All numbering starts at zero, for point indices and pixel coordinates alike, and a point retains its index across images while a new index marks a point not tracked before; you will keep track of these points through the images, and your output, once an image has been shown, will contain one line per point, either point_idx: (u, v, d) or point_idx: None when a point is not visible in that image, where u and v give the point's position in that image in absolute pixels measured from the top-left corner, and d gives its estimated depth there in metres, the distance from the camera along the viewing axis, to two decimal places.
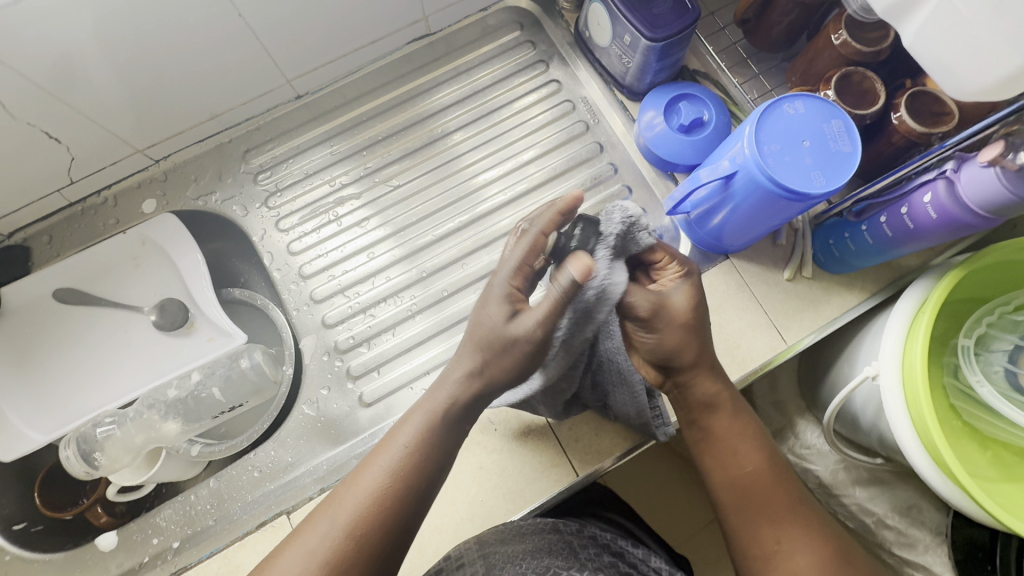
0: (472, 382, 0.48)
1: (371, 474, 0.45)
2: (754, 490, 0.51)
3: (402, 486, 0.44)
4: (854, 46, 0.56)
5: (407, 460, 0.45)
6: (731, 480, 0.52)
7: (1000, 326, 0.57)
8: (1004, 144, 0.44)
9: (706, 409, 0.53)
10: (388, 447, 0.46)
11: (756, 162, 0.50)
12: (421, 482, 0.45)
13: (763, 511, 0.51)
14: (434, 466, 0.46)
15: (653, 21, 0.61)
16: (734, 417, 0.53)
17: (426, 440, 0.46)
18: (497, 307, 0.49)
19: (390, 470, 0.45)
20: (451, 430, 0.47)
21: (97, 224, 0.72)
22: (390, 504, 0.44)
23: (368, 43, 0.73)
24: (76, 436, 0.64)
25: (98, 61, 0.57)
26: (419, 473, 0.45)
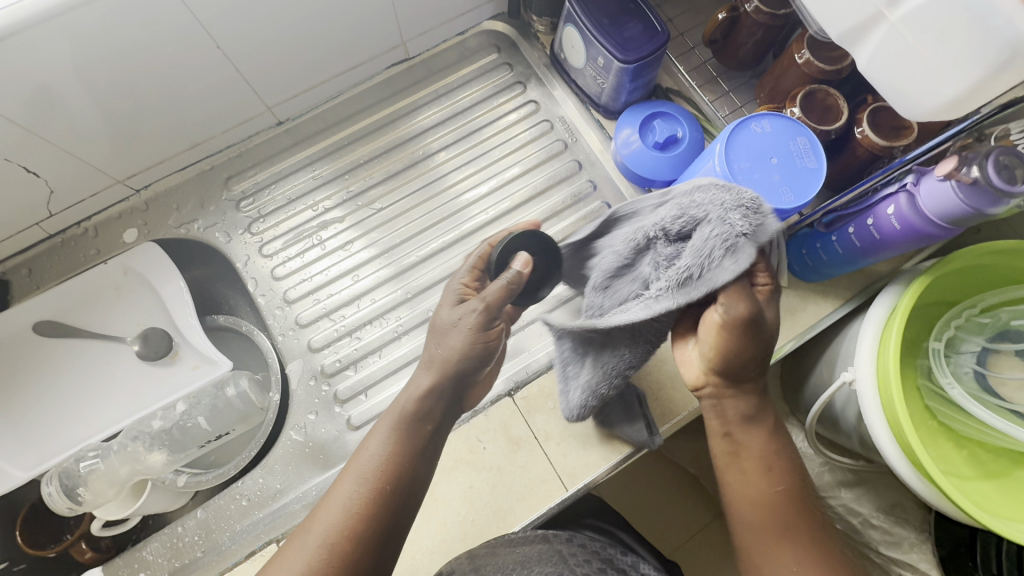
0: (426, 389, 0.49)
1: (346, 486, 0.46)
2: (777, 509, 0.48)
3: (376, 496, 0.45)
4: (817, 65, 0.58)
5: (380, 468, 0.46)
6: (753, 497, 0.49)
7: (968, 328, 0.59)
8: (957, 159, 0.47)
9: (748, 423, 0.50)
10: (362, 456, 0.47)
11: (726, 179, 0.51)
12: (395, 491, 0.46)
13: (781, 529, 0.47)
14: (408, 473, 0.47)
15: (625, 44, 0.63)
16: (772, 435, 0.50)
17: (397, 448, 0.47)
18: (449, 300, 0.53)
19: (365, 480, 0.46)
20: (418, 437, 0.48)
21: (78, 256, 0.71)
22: (366, 515, 0.45)
23: (348, 69, 0.75)
24: (58, 470, 0.63)
25: (77, 94, 0.58)
26: (393, 480, 0.46)
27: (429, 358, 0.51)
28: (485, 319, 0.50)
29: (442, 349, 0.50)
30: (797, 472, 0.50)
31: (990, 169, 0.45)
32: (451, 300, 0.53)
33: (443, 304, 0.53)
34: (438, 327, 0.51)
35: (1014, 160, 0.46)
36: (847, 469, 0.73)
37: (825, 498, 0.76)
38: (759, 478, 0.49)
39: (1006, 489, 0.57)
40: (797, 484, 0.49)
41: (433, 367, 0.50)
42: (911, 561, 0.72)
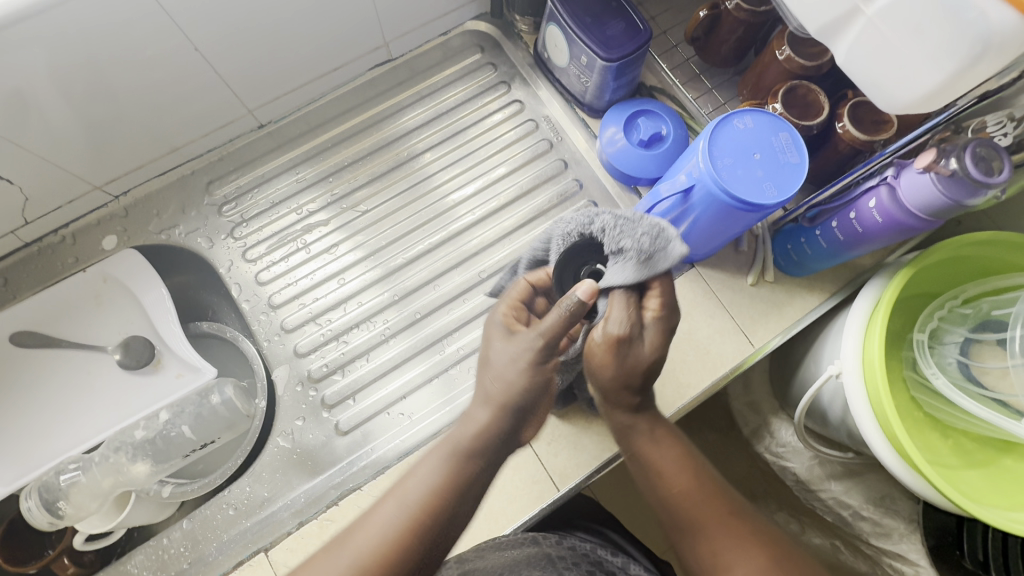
0: (484, 424, 0.48)
1: (386, 509, 0.45)
2: (687, 510, 0.49)
3: (416, 527, 0.43)
4: (797, 61, 0.59)
5: (428, 498, 0.45)
6: (665, 501, 0.50)
7: (951, 319, 0.60)
8: (936, 151, 0.47)
9: (627, 433, 0.53)
10: (408, 483, 0.46)
11: (711, 176, 0.51)
12: (434, 526, 0.44)
13: (695, 528, 0.48)
14: (449, 509, 0.45)
15: (607, 42, 0.63)
16: (653, 438, 0.52)
17: (450, 480, 0.46)
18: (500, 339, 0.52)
19: (407, 507, 0.44)
20: (470, 474, 0.46)
21: (55, 264, 0.70)
22: (401, 542, 0.43)
23: (331, 70, 0.74)
24: (39, 484, 0.62)
25: (52, 98, 0.56)
26: (438, 515, 0.44)
27: (483, 391, 0.51)
28: (541, 351, 0.50)
29: (492, 382, 0.50)
30: (689, 462, 0.51)
31: (968, 161, 0.46)
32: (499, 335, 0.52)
33: (493, 337, 0.53)
34: (493, 363, 0.51)
35: (990, 152, 0.46)
36: (836, 462, 0.73)
37: (816, 491, 0.77)
38: (670, 477, 0.50)
39: (991, 477, 0.57)
40: (694, 475, 0.50)
41: (490, 402, 0.49)
42: (901, 551, 0.72)
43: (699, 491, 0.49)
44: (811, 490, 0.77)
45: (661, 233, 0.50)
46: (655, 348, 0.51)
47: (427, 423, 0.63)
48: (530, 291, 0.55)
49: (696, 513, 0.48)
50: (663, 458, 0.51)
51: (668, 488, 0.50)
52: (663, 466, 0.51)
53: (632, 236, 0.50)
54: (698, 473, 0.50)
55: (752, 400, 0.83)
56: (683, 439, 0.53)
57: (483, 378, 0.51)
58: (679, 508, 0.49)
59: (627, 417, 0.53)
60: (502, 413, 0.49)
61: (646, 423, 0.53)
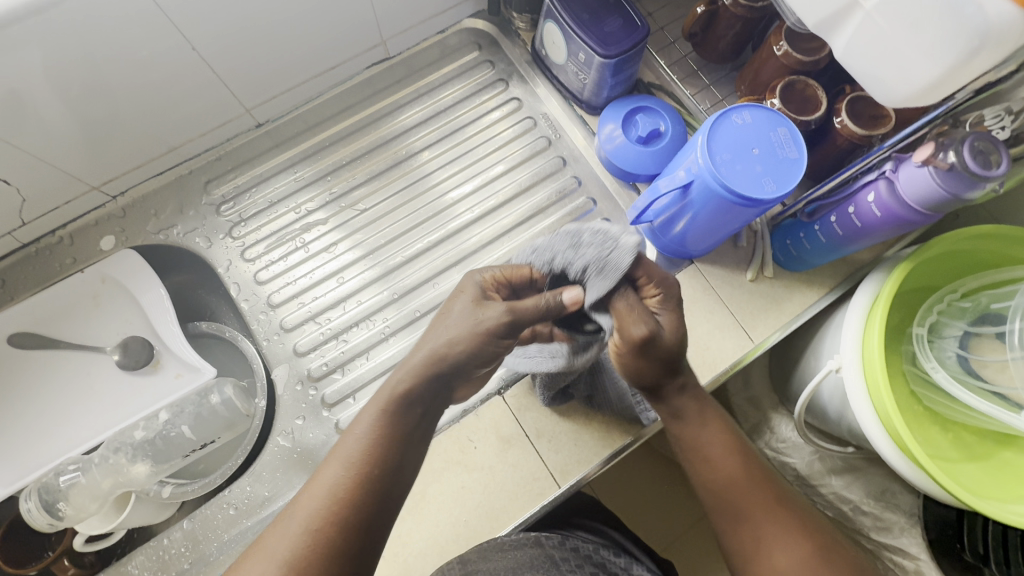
0: (410, 385, 0.46)
1: (330, 472, 0.42)
2: (735, 494, 0.51)
3: (362, 481, 0.42)
4: (795, 56, 0.59)
5: (368, 450, 0.43)
6: (710, 485, 0.52)
7: (949, 313, 0.60)
8: (934, 145, 0.48)
9: (674, 418, 0.53)
10: (347, 438, 0.44)
11: (710, 171, 0.51)
12: (381, 475, 0.42)
13: (739, 512, 0.50)
14: (395, 458, 0.43)
15: (605, 38, 0.63)
16: (701, 426, 0.52)
17: (385, 428, 0.44)
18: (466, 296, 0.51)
19: (350, 465, 0.42)
20: (407, 421, 0.45)
21: (53, 265, 0.69)
22: (351, 499, 0.41)
23: (328, 69, 0.74)
24: (38, 486, 0.61)
25: (48, 97, 0.56)
26: (379, 465, 0.43)
27: (428, 342, 0.49)
28: (506, 325, 0.48)
29: (442, 339, 0.48)
30: (739, 451, 0.52)
31: (966, 155, 0.46)
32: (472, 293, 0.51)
33: (464, 294, 0.51)
34: (451, 322, 0.49)
35: (988, 146, 0.46)
36: (836, 457, 0.74)
37: (816, 486, 0.76)
38: (722, 462, 0.52)
39: (991, 470, 0.58)
40: (743, 464, 0.52)
41: (430, 356, 0.47)
42: (902, 546, 0.72)
43: (747, 481, 0.51)
44: (811, 485, 0.78)
45: (613, 240, 0.49)
46: (676, 328, 0.50)
47: None
48: (525, 278, 0.53)
49: (742, 502, 0.50)
50: (711, 447, 0.52)
51: (716, 476, 0.51)
52: (709, 455, 0.52)
53: (585, 252, 0.49)
54: (749, 464, 0.52)
55: (752, 395, 0.83)
56: (732, 425, 0.54)
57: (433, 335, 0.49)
58: (725, 493, 0.51)
59: (676, 404, 0.53)
60: (435, 367, 0.47)
61: (696, 410, 0.53)
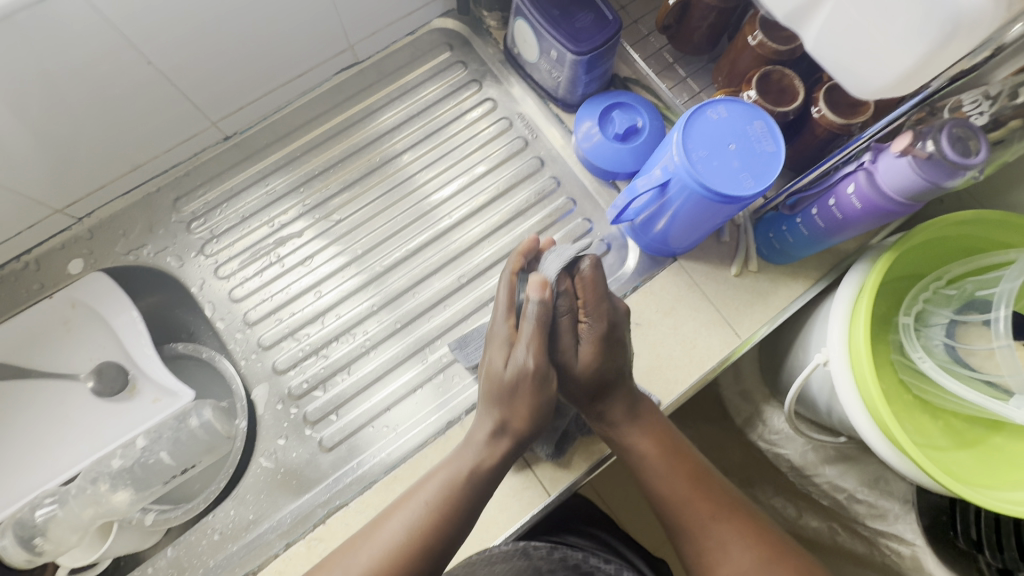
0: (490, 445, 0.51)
1: (392, 532, 0.48)
2: (688, 505, 0.53)
3: (415, 547, 0.47)
4: (770, 46, 0.57)
5: (427, 517, 0.48)
6: (664, 497, 0.54)
7: (936, 301, 0.59)
8: (913, 134, 0.47)
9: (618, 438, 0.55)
10: (412, 500, 0.50)
11: (686, 169, 0.50)
12: (437, 542, 0.48)
13: (694, 526, 0.53)
14: (455, 528, 0.49)
15: (576, 35, 0.61)
16: (653, 437, 0.54)
17: (450, 500, 0.49)
18: (500, 353, 0.51)
19: (409, 528, 0.48)
20: (473, 491, 0.49)
21: (20, 292, 0.67)
22: (402, 562, 0.46)
23: (296, 76, 0.72)
24: (13, 521, 0.59)
25: (1, 116, 0.53)
26: (413, 560, 0.47)
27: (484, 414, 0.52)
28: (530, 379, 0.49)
29: (507, 418, 0.50)
30: (691, 465, 0.55)
31: (944, 143, 0.45)
32: (532, 387, 0.49)
33: (493, 351, 0.52)
34: (489, 375, 0.51)
35: (966, 132, 0.45)
36: (829, 447, 0.73)
37: (811, 477, 0.76)
38: (673, 472, 0.54)
39: (984, 457, 0.57)
40: (694, 476, 0.54)
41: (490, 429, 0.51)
42: (897, 532, 0.71)
43: (690, 489, 0.54)
44: (805, 476, 0.77)
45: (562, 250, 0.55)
46: (592, 356, 0.51)
47: (411, 435, 0.62)
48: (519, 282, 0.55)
49: (691, 508, 0.53)
50: (661, 460, 0.54)
51: (664, 484, 0.54)
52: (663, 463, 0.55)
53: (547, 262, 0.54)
54: (688, 467, 0.55)
55: (743, 388, 0.82)
56: (683, 442, 0.56)
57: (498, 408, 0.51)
58: (676, 508, 0.54)
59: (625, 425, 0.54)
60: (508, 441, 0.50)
61: (648, 435, 0.54)
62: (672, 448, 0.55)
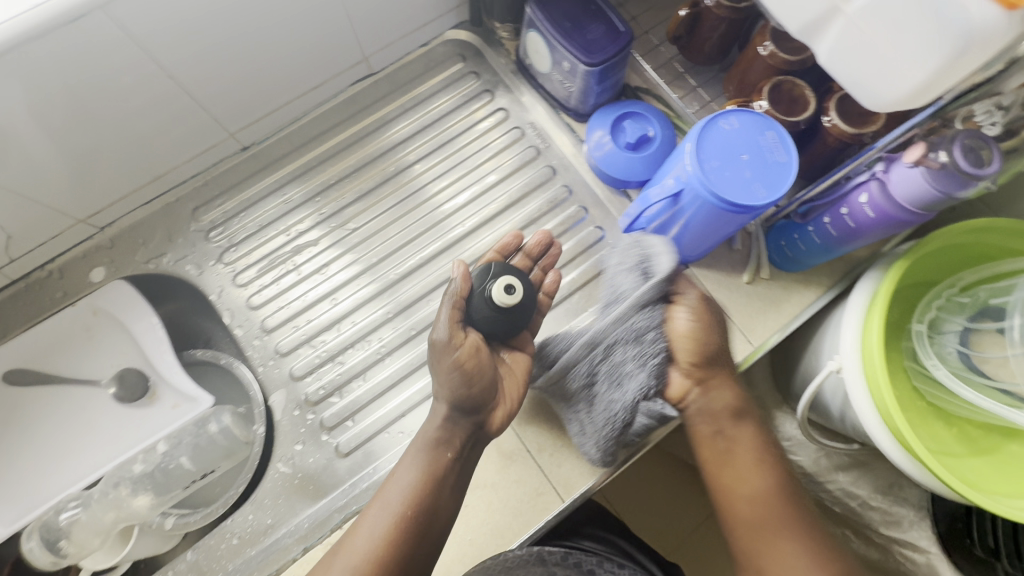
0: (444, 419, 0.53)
1: (380, 515, 0.50)
2: (769, 509, 0.53)
3: (401, 525, 0.49)
4: (781, 57, 0.58)
5: (408, 497, 0.50)
6: (745, 497, 0.54)
7: (949, 308, 0.60)
8: (925, 145, 0.47)
9: (734, 420, 0.56)
10: (393, 484, 0.52)
11: (699, 179, 0.51)
12: (422, 518, 0.50)
13: (772, 529, 0.53)
14: (435, 502, 0.50)
15: (588, 46, 0.62)
16: (753, 436, 0.56)
17: (426, 477, 0.51)
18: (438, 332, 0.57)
19: (391, 510, 0.50)
20: (445, 466, 0.52)
21: (44, 300, 0.69)
22: (393, 541, 0.49)
23: (312, 88, 0.73)
24: (39, 523, 0.62)
25: (28, 129, 0.55)
26: (405, 540, 0.49)
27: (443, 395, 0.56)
28: (443, 342, 0.54)
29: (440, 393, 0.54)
30: (779, 474, 0.55)
31: (957, 154, 0.45)
32: (445, 358, 0.53)
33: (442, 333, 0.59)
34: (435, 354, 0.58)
35: (978, 142, 0.46)
36: (842, 454, 0.73)
37: (823, 483, 0.76)
38: (757, 476, 0.55)
39: (998, 466, 0.57)
40: (780, 485, 0.55)
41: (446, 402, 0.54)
42: (911, 539, 0.71)
43: (773, 494, 0.54)
44: (818, 483, 0.77)
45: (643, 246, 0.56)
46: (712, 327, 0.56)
47: None
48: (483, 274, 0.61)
49: (771, 513, 0.53)
50: (752, 461, 0.55)
51: (747, 486, 0.54)
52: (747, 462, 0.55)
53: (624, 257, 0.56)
54: (777, 474, 0.55)
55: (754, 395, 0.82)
56: (778, 453, 0.57)
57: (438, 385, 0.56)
58: (755, 509, 0.54)
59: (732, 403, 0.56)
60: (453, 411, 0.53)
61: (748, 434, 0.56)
62: (763, 451, 0.56)
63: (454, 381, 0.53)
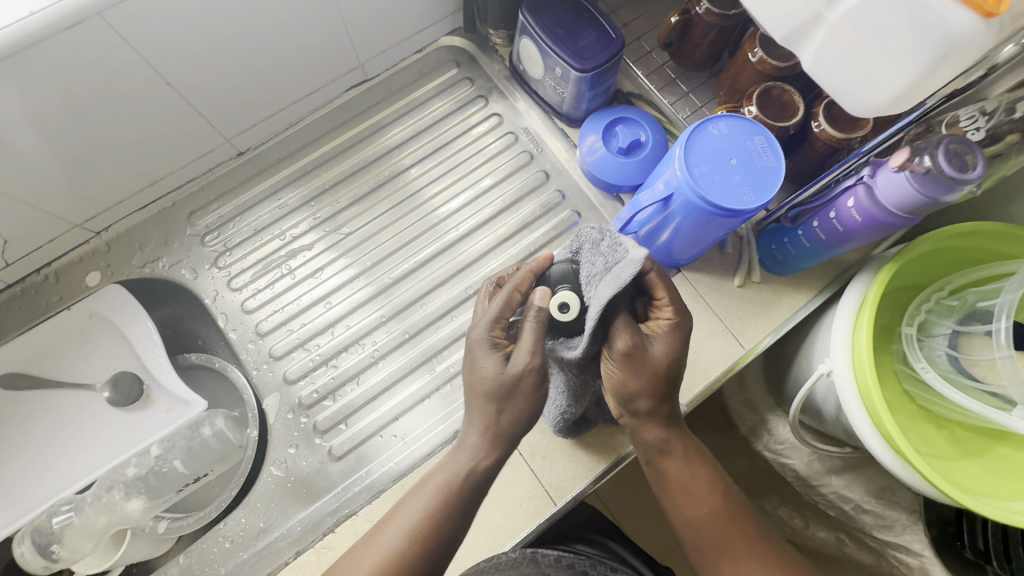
0: (484, 449, 0.50)
1: (390, 536, 0.48)
2: (713, 528, 0.53)
3: (415, 550, 0.47)
4: (770, 63, 0.59)
5: (426, 519, 0.48)
6: (689, 520, 0.54)
7: (938, 311, 0.60)
8: (910, 149, 0.48)
9: (660, 453, 0.54)
10: (410, 506, 0.49)
11: (688, 183, 0.51)
12: (435, 550, 0.47)
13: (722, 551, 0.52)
14: (454, 529, 0.48)
15: (580, 53, 0.63)
16: (686, 460, 0.55)
17: (446, 499, 0.49)
18: (488, 357, 0.49)
19: (409, 533, 0.48)
20: (469, 494, 0.49)
21: (39, 304, 0.69)
22: (402, 567, 0.46)
23: (307, 94, 0.74)
24: (31, 528, 0.61)
25: (25, 133, 0.55)
26: (415, 565, 0.47)
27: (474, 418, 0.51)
28: (541, 374, 0.48)
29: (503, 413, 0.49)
30: (722, 492, 0.55)
31: (941, 158, 0.46)
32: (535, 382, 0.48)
33: (477, 353, 0.50)
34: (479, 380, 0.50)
35: (963, 147, 0.46)
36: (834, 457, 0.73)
37: (817, 486, 0.76)
38: (696, 497, 0.54)
39: (988, 468, 0.57)
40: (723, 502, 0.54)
41: (485, 432, 0.50)
42: (904, 543, 0.71)
43: (711, 515, 0.53)
44: (811, 486, 0.77)
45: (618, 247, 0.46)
46: (668, 354, 0.50)
47: (419, 445, 0.63)
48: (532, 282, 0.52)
49: (712, 532, 0.53)
50: (691, 478, 0.54)
51: (691, 505, 0.54)
52: (690, 489, 0.54)
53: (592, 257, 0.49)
54: (716, 489, 0.54)
55: (748, 398, 0.82)
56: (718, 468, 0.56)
57: (491, 409, 0.49)
58: (699, 527, 0.53)
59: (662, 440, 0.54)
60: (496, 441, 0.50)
61: (676, 462, 0.54)
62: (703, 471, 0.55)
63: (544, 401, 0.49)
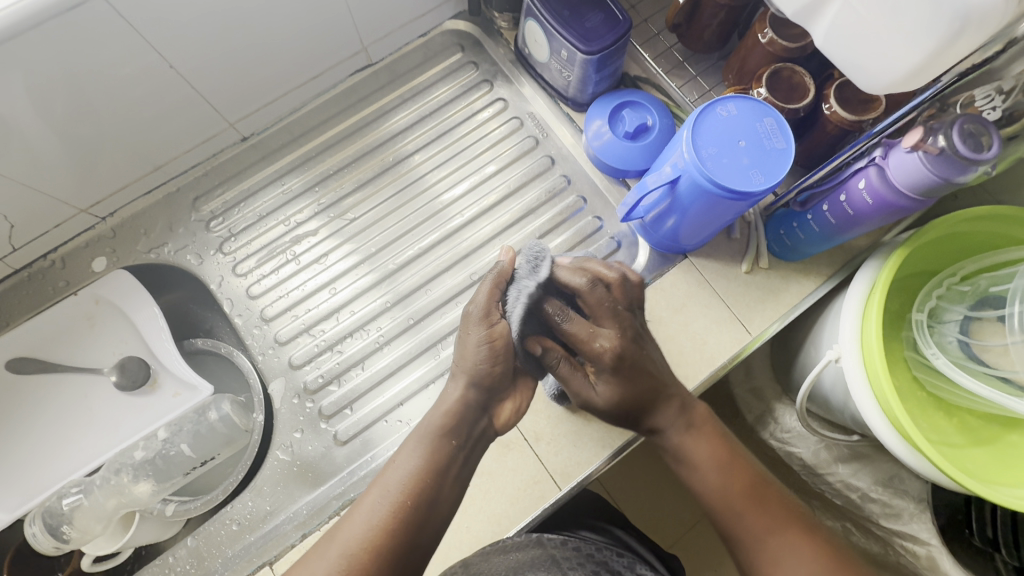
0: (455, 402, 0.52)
1: (374, 502, 0.48)
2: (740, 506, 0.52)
3: (400, 511, 0.47)
4: (780, 43, 0.57)
5: (409, 480, 0.48)
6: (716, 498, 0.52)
7: (949, 297, 0.59)
8: (923, 129, 0.47)
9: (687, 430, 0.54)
10: (391, 470, 0.49)
11: (696, 166, 0.51)
12: (419, 509, 0.47)
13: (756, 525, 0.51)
14: (436, 488, 0.48)
15: (586, 34, 0.62)
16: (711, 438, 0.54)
17: (427, 459, 0.49)
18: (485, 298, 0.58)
19: (392, 496, 0.47)
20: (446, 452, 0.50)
21: (47, 289, 0.70)
22: (388, 531, 0.46)
23: (311, 78, 0.73)
24: (42, 509, 0.62)
25: (30, 117, 0.55)
26: (401, 528, 0.46)
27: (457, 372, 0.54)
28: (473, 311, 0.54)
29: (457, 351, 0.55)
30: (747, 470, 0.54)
31: (955, 138, 0.45)
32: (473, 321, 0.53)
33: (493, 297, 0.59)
34: None
35: (979, 127, 0.45)
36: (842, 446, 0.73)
37: (823, 475, 0.76)
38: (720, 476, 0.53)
39: (999, 455, 0.56)
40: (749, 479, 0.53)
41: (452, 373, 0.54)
42: (912, 531, 0.70)
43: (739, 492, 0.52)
44: (818, 475, 0.76)
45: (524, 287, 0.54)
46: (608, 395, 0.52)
47: None
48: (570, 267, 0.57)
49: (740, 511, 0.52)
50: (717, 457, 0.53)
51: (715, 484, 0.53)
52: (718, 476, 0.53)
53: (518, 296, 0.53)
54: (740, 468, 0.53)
55: (754, 386, 0.82)
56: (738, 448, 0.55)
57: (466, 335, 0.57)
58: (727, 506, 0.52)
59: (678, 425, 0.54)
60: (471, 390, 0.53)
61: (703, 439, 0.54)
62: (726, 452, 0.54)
63: (481, 355, 0.53)
